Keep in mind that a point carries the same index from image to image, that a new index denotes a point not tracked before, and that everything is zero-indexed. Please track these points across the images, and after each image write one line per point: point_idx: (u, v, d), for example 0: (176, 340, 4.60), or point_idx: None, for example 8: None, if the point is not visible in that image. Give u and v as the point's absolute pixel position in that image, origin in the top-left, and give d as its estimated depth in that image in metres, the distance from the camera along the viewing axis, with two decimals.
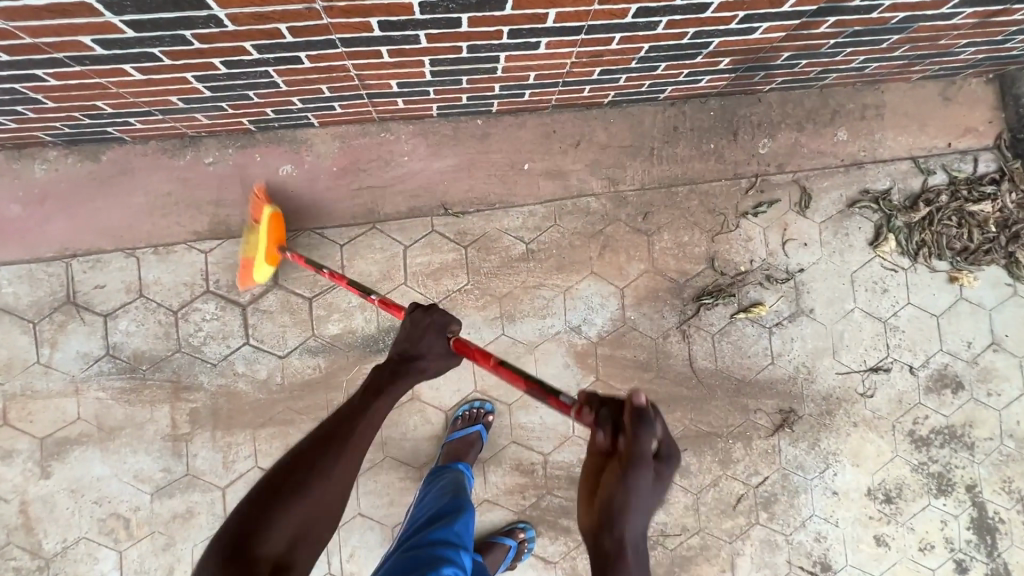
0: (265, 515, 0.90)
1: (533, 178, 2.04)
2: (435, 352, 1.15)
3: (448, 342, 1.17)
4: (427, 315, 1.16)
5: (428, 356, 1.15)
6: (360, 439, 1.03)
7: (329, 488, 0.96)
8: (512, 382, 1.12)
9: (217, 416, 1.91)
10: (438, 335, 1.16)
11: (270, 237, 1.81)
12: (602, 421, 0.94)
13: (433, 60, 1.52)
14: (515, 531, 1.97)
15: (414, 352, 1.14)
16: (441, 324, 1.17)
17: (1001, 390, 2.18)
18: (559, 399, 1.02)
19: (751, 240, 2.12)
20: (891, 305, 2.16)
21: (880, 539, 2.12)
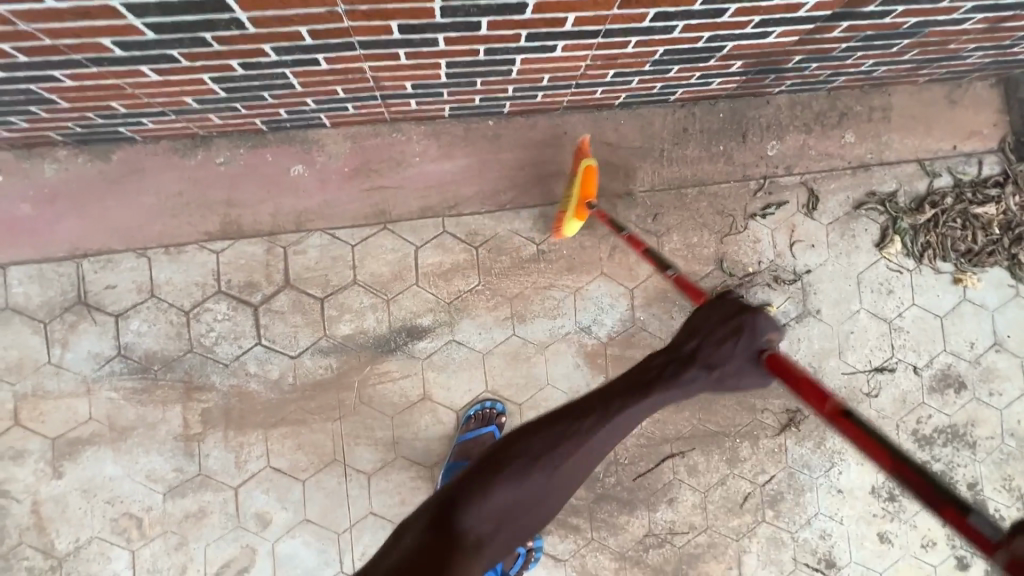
0: (505, 478, 1.05)
1: (544, 179, 2.05)
2: (744, 355, 1.13)
3: (757, 352, 1.13)
4: (742, 316, 1.14)
5: (727, 360, 1.13)
6: (605, 437, 1.11)
7: (537, 476, 1.06)
8: (853, 441, 0.97)
9: (229, 415, 1.91)
10: (750, 347, 1.13)
11: (582, 191, 1.91)
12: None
13: (450, 63, 1.53)
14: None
15: (712, 355, 1.14)
16: (762, 330, 1.13)
17: (1002, 390, 2.22)
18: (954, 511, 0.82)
19: (760, 241, 2.14)
20: (896, 305, 2.19)
21: (884, 536, 2.15)
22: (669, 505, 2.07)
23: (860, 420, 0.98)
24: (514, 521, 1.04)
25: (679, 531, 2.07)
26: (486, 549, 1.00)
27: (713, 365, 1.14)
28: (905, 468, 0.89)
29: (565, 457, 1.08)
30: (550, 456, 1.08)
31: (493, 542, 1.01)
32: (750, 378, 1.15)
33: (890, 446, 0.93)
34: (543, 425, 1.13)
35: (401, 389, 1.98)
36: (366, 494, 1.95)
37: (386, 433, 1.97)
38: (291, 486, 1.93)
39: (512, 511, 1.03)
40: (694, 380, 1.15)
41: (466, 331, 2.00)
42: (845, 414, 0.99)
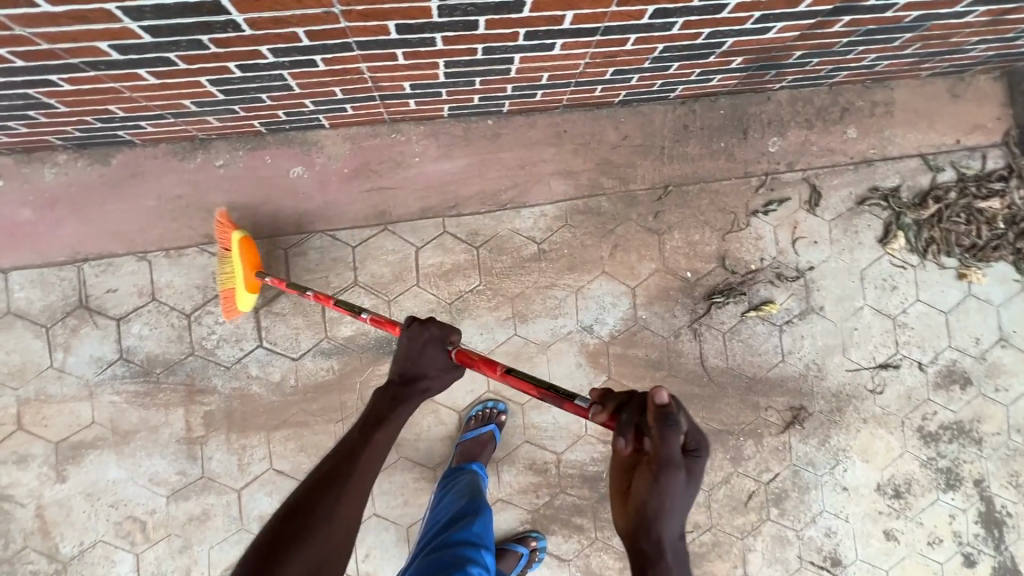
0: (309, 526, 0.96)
1: (544, 177, 2.04)
2: (435, 364, 1.23)
3: (449, 351, 1.24)
4: (424, 331, 1.23)
5: (428, 367, 1.22)
6: (380, 449, 1.12)
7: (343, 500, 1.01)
8: (523, 389, 1.19)
9: (232, 418, 1.91)
10: (439, 347, 1.24)
11: (244, 263, 1.77)
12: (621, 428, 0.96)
13: (448, 62, 1.52)
14: (527, 539, 1.98)
15: (417, 370, 1.22)
16: (445, 337, 1.24)
17: (1008, 386, 2.20)
18: (573, 403, 1.11)
19: (762, 238, 2.12)
20: (900, 302, 2.17)
21: (890, 534, 2.14)
22: None
23: (521, 373, 1.20)
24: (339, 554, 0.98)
25: None
26: None
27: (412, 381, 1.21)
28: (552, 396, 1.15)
29: (355, 479, 1.06)
30: (348, 474, 1.05)
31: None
32: (451, 377, 1.26)
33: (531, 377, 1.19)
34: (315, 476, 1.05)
35: None
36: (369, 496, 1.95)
37: None
38: (294, 488, 1.92)
39: (335, 546, 0.97)
40: (402, 410, 1.18)
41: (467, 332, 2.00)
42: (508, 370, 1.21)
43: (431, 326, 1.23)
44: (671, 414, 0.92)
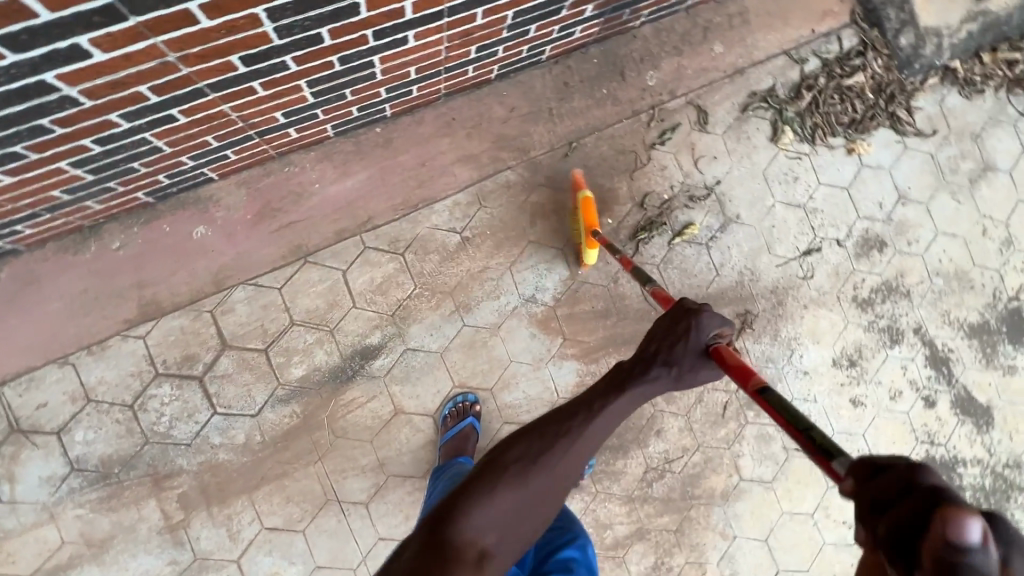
0: (524, 468, 0.89)
1: (446, 168, 2.06)
2: (689, 359, 1.14)
3: (705, 348, 1.17)
4: (689, 317, 1.18)
5: (678, 362, 1.13)
6: (608, 422, 0.98)
7: (560, 464, 0.91)
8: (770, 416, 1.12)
9: (208, 492, 1.86)
10: (700, 347, 1.16)
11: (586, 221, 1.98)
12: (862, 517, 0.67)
13: (309, 82, 1.51)
14: None
15: (674, 354, 1.13)
16: (707, 329, 1.17)
17: (918, 237, 2.39)
18: (830, 466, 0.94)
19: (667, 167, 2.21)
20: (805, 190, 2.30)
21: (856, 401, 2.30)
22: (658, 436, 2.15)
23: (778, 400, 1.13)
24: (511, 536, 0.86)
25: (675, 457, 2.15)
26: (500, 557, 0.84)
27: (672, 362, 1.12)
28: (808, 441, 1.01)
29: (584, 437, 0.95)
30: (572, 439, 0.94)
31: (502, 556, 0.84)
32: (701, 376, 1.16)
33: (796, 419, 1.08)
34: (549, 425, 0.95)
35: (372, 412, 1.97)
36: (369, 523, 1.95)
37: (371, 458, 1.96)
38: (294, 539, 1.90)
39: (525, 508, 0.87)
40: (660, 376, 1.09)
41: (418, 336, 2.01)
42: (761, 390, 1.15)
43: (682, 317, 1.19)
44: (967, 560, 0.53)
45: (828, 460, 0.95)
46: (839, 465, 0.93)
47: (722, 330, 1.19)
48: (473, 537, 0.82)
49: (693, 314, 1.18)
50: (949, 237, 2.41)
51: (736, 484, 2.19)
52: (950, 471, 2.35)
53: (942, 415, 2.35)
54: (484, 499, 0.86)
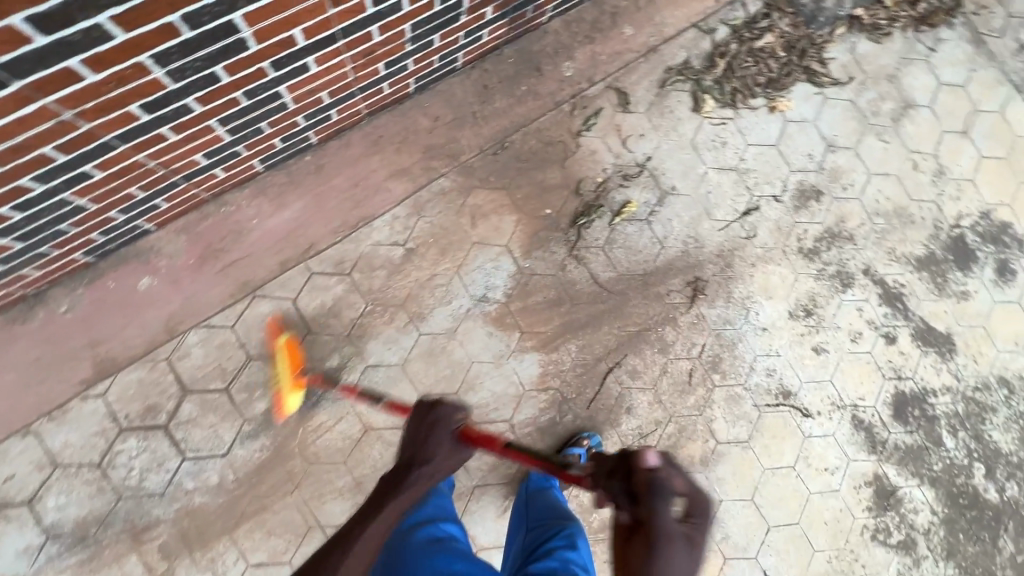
0: (331, 562, 1.07)
1: (380, 185, 2.10)
2: (439, 448, 1.30)
3: (456, 433, 1.35)
4: (432, 413, 1.33)
5: (438, 452, 1.29)
6: (398, 506, 1.20)
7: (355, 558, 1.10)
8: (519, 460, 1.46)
9: (188, 538, 1.87)
10: (450, 430, 1.32)
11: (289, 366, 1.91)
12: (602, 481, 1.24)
13: (220, 120, 1.55)
14: (581, 441, 2.06)
15: (432, 446, 1.29)
16: (452, 417, 1.34)
17: (852, 181, 2.44)
18: (570, 474, 1.38)
19: (596, 152, 2.26)
20: (735, 153, 2.36)
21: (818, 349, 2.33)
22: (629, 414, 2.17)
23: (518, 446, 1.47)
24: None
25: (649, 431, 2.18)
26: None
27: (427, 461, 1.27)
28: (551, 464, 1.41)
29: (375, 524, 1.15)
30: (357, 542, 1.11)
31: None
32: (458, 457, 1.35)
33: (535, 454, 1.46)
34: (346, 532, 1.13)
35: (341, 433, 1.99)
36: None
37: (347, 479, 1.97)
38: (281, 572, 1.90)
39: None
40: (416, 479, 1.24)
41: (376, 352, 2.04)
42: (507, 445, 1.46)
43: (431, 412, 1.33)
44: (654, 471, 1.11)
45: (568, 472, 1.39)
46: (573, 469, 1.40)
47: (466, 413, 1.40)
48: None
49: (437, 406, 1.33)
50: (883, 176, 2.47)
51: (714, 449, 2.21)
52: (923, 402, 2.38)
53: (904, 349, 2.39)
54: None
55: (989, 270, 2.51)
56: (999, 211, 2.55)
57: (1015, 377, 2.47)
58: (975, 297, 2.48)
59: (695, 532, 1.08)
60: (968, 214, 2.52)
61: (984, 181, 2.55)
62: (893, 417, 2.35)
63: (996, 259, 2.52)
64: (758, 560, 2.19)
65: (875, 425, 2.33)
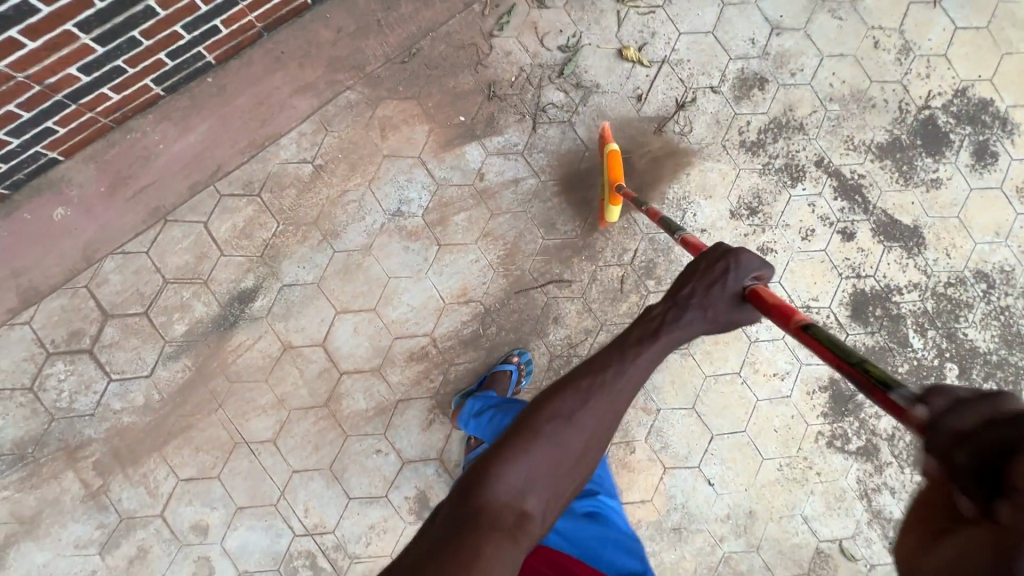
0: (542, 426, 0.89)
1: (284, 102, 2.05)
2: (719, 303, 1.09)
3: (743, 289, 1.12)
4: (723, 259, 1.11)
5: (714, 303, 1.08)
6: (647, 364, 0.97)
7: (589, 423, 0.90)
8: (819, 352, 1.09)
9: (120, 456, 1.94)
10: (738, 285, 1.11)
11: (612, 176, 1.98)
12: (937, 445, 0.67)
13: (79, 25, 1.53)
14: (511, 357, 2.02)
15: (714, 295, 1.09)
16: (746, 269, 1.11)
17: (802, 66, 2.22)
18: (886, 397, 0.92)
19: (511, 53, 2.13)
20: (665, 43, 2.18)
21: (764, 249, 2.17)
22: (557, 324, 2.09)
23: (822, 334, 1.09)
24: (552, 486, 0.87)
25: (578, 341, 2.09)
26: (534, 516, 0.85)
27: (706, 304, 1.07)
28: (864, 377, 0.98)
29: (615, 382, 0.93)
30: (601, 395, 0.92)
31: (540, 517, 0.86)
32: (740, 320, 1.12)
33: (842, 350, 1.05)
34: (581, 379, 0.94)
35: (260, 352, 2.00)
36: (280, 458, 1.98)
37: (270, 396, 1.99)
38: (210, 486, 1.95)
39: (541, 472, 0.86)
40: (693, 319, 1.05)
41: (290, 272, 2.02)
42: (806, 328, 1.11)
43: (726, 257, 1.11)
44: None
45: (885, 394, 0.92)
46: (897, 397, 0.89)
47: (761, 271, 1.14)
48: (513, 499, 0.84)
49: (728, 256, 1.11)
50: (837, 58, 2.24)
51: None
52: (886, 301, 2.19)
53: (863, 245, 2.20)
54: (506, 460, 0.86)
55: (964, 154, 2.25)
56: (977, 87, 2.27)
57: (995, 270, 2.23)
58: (947, 185, 2.24)
59: None
60: (939, 93, 2.26)
61: (958, 54, 2.27)
62: (851, 318, 2.17)
63: (973, 141, 2.26)
64: (701, 470, 2.09)
65: (831, 327, 2.17)
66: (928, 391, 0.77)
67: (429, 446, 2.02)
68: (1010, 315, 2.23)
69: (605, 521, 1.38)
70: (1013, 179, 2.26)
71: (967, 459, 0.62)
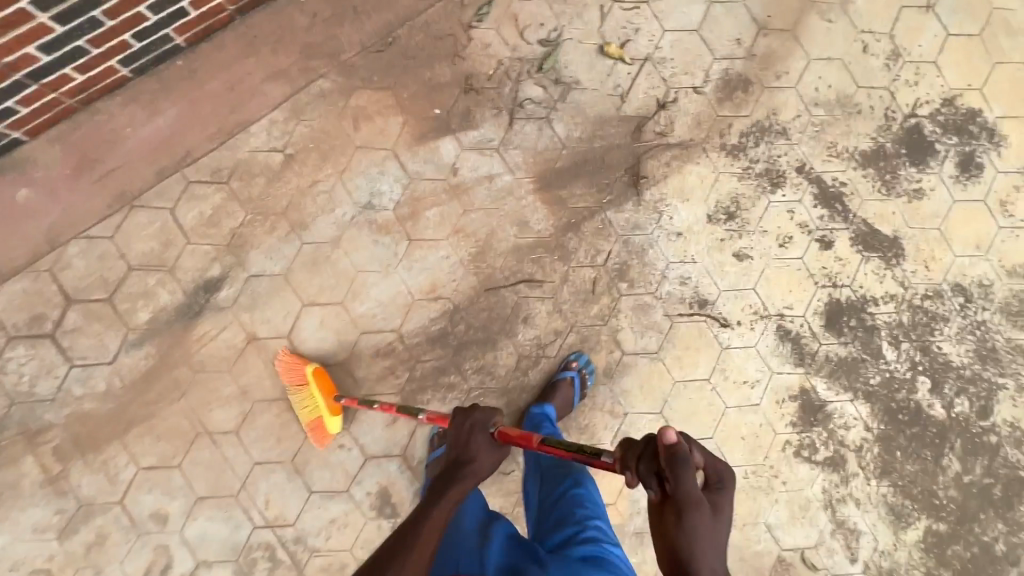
0: (385, 565, 1.07)
1: (255, 88, 2.00)
2: (483, 448, 1.39)
3: (493, 435, 1.43)
4: (468, 419, 1.43)
5: (478, 453, 1.37)
6: (446, 506, 1.23)
7: (418, 553, 1.10)
8: (557, 454, 1.42)
9: (81, 442, 1.92)
10: (486, 431, 1.43)
11: (323, 393, 1.90)
12: (643, 473, 1.11)
13: (34, 3, 1.48)
14: (570, 363, 2.04)
15: (476, 449, 1.38)
16: (487, 421, 1.44)
17: (788, 69, 2.17)
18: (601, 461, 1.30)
19: (490, 45, 2.08)
20: (649, 40, 2.13)
21: (740, 255, 2.14)
22: (526, 324, 2.06)
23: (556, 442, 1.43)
24: None
25: (547, 342, 2.07)
26: None
27: (473, 458, 1.36)
28: (585, 455, 1.35)
29: (430, 523, 1.17)
30: (424, 532, 1.15)
31: None
32: (500, 455, 1.43)
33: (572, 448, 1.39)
34: (404, 528, 1.15)
35: (225, 342, 1.98)
36: (243, 450, 1.97)
37: (233, 386, 1.98)
38: (171, 475, 1.94)
39: None
40: (468, 476, 1.32)
41: (257, 262, 1.99)
42: (545, 442, 1.43)
43: (467, 417, 1.44)
44: (678, 448, 1.04)
45: (600, 459, 1.31)
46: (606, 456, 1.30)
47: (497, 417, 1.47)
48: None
49: (475, 412, 1.45)
50: (824, 62, 2.19)
51: (620, 359, 2.09)
52: (860, 312, 2.17)
53: (841, 255, 2.17)
54: None
55: (949, 165, 2.21)
56: (966, 97, 2.22)
57: (973, 284, 2.21)
58: (930, 196, 2.20)
59: (718, 499, 1.07)
60: (927, 101, 2.21)
61: (948, 62, 2.22)
62: (825, 328, 2.15)
63: (959, 152, 2.22)
64: None
65: (803, 337, 2.15)
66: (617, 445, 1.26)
67: (392, 442, 2.01)
68: (986, 330, 2.20)
69: (604, 567, 1.32)
70: (997, 192, 2.23)
71: (657, 470, 1.07)
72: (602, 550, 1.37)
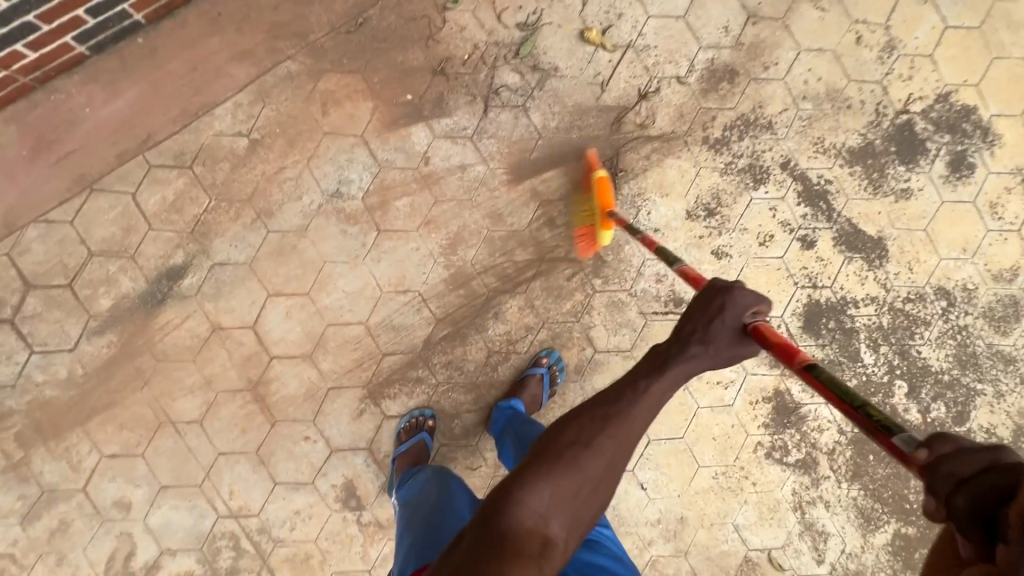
0: (567, 453, 0.85)
1: (219, 69, 1.93)
2: (724, 331, 1.00)
3: (745, 326, 1.03)
4: (720, 294, 1.02)
5: (717, 335, 1.00)
6: (669, 392, 0.93)
7: (607, 452, 0.86)
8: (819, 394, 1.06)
9: (43, 429, 1.91)
10: (737, 319, 1.01)
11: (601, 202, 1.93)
12: (935, 488, 0.69)
13: None
14: (540, 359, 2.00)
15: (723, 324, 1.01)
16: (745, 305, 1.02)
17: (777, 59, 2.08)
18: (890, 441, 0.89)
19: (465, 28, 2.00)
20: (632, 26, 2.04)
21: (719, 253, 2.08)
22: (497, 319, 2.02)
23: (827, 376, 1.05)
24: (573, 517, 0.84)
25: (518, 337, 2.02)
26: (555, 540, 0.82)
27: (709, 339, 0.99)
28: (863, 418, 0.96)
29: (637, 409, 0.90)
30: (628, 421, 0.88)
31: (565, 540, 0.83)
32: (744, 353, 1.02)
33: (847, 394, 1.01)
34: (594, 409, 0.90)
35: (189, 331, 1.94)
36: (206, 439, 1.95)
37: (197, 376, 1.95)
38: (134, 464, 1.93)
39: (570, 500, 0.83)
40: (698, 352, 0.97)
41: (221, 250, 1.94)
42: (808, 368, 1.07)
43: (741, 287, 1.03)
44: None
45: (888, 437, 0.90)
46: (901, 442, 0.87)
47: (760, 304, 1.04)
48: (536, 525, 0.81)
49: (737, 283, 1.04)
50: (815, 53, 2.10)
51: (592, 357, 2.05)
52: (840, 313, 2.12)
53: (823, 255, 2.11)
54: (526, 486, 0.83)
55: (939, 164, 2.14)
56: (961, 93, 2.14)
57: (957, 287, 2.16)
58: (918, 196, 2.14)
59: None
60: (920, 97, 2.13)
61: (944, 56, 2.13)
62: (803, 329, 2.11)
63: (950, 151, 2.14)
64: (635, 474, 2.07)
65: None
66: (934, 435, 0.77)
67: (359, 436, 1.99)
68: (967, 335, 2.16)
69: (599, 550, 1.30)
70: (987, 193, 2.16)
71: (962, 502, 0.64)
72: (597, 535, 1.35)
